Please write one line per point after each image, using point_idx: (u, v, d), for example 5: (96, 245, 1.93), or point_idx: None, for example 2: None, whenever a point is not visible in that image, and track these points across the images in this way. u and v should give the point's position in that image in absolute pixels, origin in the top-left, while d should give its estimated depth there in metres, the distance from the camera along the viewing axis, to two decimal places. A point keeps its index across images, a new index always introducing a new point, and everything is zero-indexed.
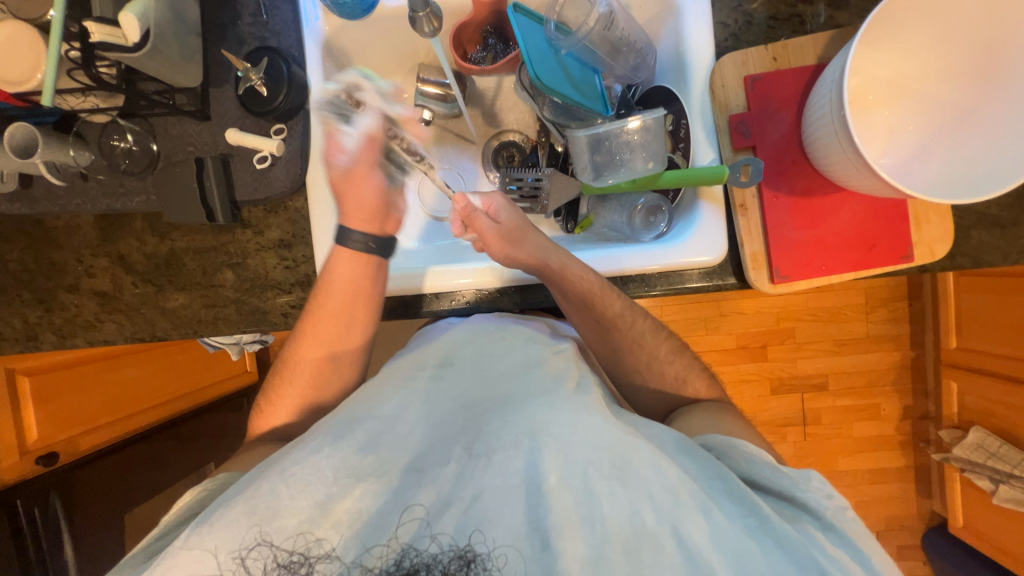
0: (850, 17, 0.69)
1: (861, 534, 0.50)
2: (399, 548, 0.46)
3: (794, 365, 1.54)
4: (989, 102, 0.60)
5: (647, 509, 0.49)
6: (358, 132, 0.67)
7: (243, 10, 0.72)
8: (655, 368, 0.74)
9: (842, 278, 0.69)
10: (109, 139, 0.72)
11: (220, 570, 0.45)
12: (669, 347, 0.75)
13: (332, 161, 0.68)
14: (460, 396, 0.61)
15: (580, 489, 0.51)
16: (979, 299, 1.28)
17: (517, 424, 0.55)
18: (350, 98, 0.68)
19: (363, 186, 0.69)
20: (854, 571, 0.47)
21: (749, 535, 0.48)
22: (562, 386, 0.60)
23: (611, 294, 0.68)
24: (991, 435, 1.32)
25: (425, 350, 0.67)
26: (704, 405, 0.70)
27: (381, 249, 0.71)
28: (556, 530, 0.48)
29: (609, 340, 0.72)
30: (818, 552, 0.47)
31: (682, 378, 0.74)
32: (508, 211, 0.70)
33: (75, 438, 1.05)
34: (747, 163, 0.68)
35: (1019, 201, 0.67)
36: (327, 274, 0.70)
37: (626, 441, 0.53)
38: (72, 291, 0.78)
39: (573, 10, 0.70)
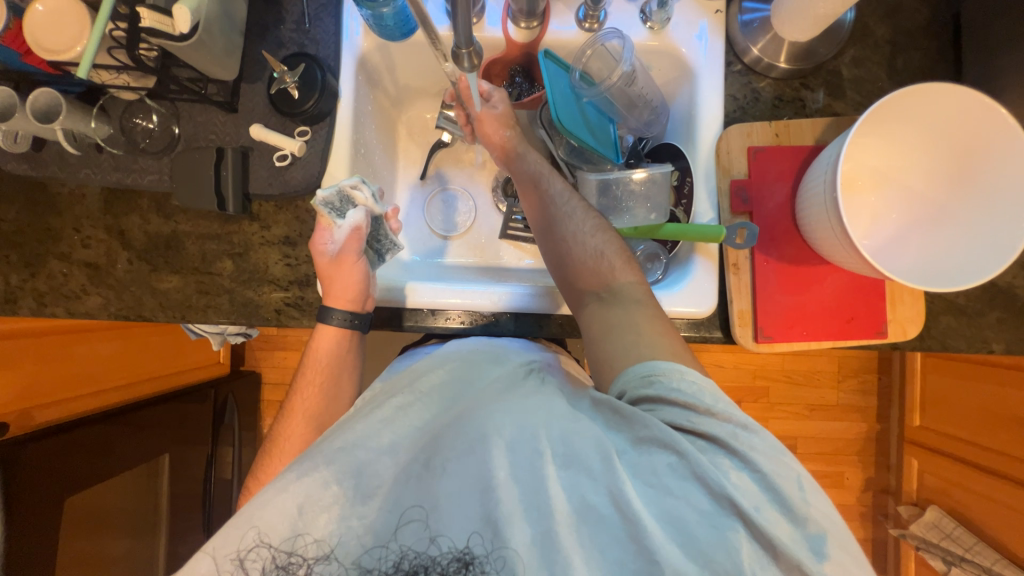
0: (846, 107, 0.76)
1: (763, 450, 0.47)
2: (399, 550, 0.45)
3: (765, 425, 1.57)
4: (965, 200, 0.66)
5: (588, 484, 0.46)
6: (347, 226, 0.69)
7: (288, 16, 0.75)
8: (580, 238, 0.67)
9: (821, 345, 0.73)
10: (132, 117, 0.73)
11: (219, 572, 0.44)
12: (596, 222, 0.69)
13: (320, 248, 0.70)
14: (425, 423, 0.55)
15: (528, 477, 0.47)
16: (942, 381, 1.34)
17: (468, 429, 0.51)
18: (345, 198, 0.70)
19: (350, 273, 0.70)
20: (754, 498, 0.44)
21: (670, 475, 0.46)
22: (517, 390, 0.57)
23: (555, 177, 0.74)
24: (946, 516, 1.33)
25: (388, 385, 0.63)
26: (622, 298, 0.62)
27: (362, 324, 0.72)
28: (505, 520, 0.45)
29: (552, 212, 0.70)
30: (723, 480, 0.45)
31: (605, 250, 0.66)
32: (504, 99, 0.77)
33: (28, 411, 1.00)
34: (743, 228, 0.72)
35: (984, 294, 0.72)
36: (311, 348, 0.72)
37: (569, 427, 0.50)
38: (63, 259, 0.76)
39: (598, 62, 0.74)
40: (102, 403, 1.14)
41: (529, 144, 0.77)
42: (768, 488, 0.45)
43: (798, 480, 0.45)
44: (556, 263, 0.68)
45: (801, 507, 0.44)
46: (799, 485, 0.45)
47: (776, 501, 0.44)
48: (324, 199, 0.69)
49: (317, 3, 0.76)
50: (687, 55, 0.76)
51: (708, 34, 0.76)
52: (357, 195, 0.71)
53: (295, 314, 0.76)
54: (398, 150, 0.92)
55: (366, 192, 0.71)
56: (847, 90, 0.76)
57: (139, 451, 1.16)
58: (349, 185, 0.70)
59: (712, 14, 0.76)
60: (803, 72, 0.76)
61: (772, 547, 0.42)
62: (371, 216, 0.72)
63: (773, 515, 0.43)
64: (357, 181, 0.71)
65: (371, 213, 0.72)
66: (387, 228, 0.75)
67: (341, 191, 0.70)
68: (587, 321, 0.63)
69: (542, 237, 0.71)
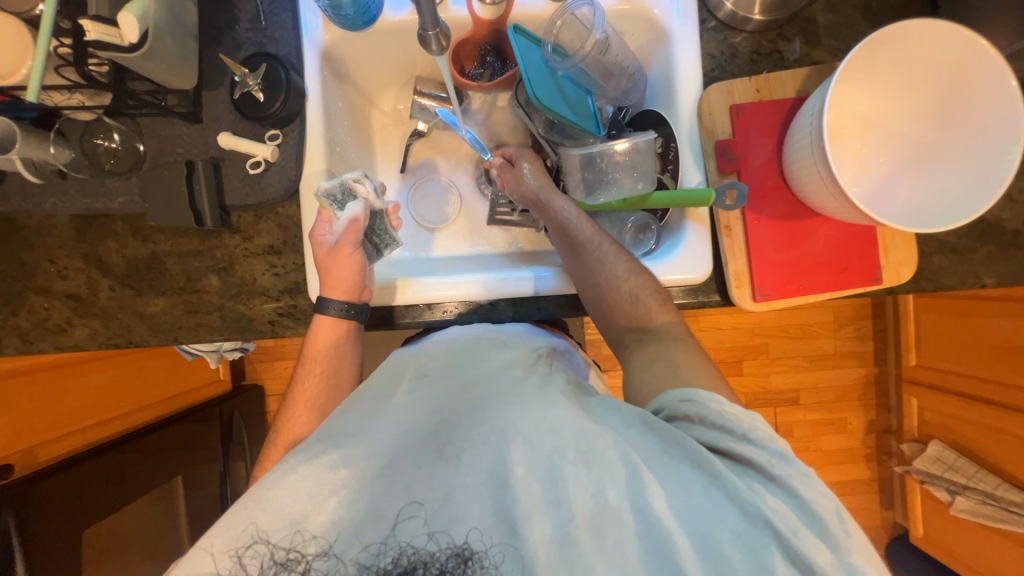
0: (824, 55, 0.75)
1: (803, 479, 0.46)
2: (398, 546, 0.43)
3: (767, 380, 1.60)
4: (953, 139, 0.65)
5: (610, 486, 0.46)
6: (345, 218, 0.68)
7: (242, 15, 0.72)
8: (615, 282, 0.70)
9: (819, 298, 0.73)
10: (92, 137, 0.70)
11: (218, 569, 0.42)
12: (630, 264, 0.71)
13: (320, 239, 0.70)
14: (435, 401, 0.55)
15: (547, 477, 0.46)
16: (936, 319, 1.36)
17: (485, 423, 0.51)
18: (348, 190, 0.69)
19: (346, 265, 0.68)
20: (791, 528, 0.43)
21: (702, 494, 0.45)
22: (528, 380, 0.56)
23: (585, 222, 0.74)
24: (948, 448, 1.37)
25: (406, 360, 0.63)
26: (660, 336, 0.66)
27: (361, 315, 0.71)
28: (523, 518, 0.44)
29: (586, 259, 0.72)
30: (760, 503, 0.44)
31: (641, 294, 0.68)
32: (529, 158, 0.81)
33: (33, 449, 0.98)
34: (732, 188, 0.71)
35: (974, 230, 0.73)
36: (309, 340, 0.71)
37: (591, 430, 0.49)
38: (42, 293, 0.74)
39: (570, 33, 0.72)
40: (105, 433, 1.13)
41: (556, 189, 0.77)
42: (807, 514, 0.44)
43: (837, 511, 0.45)
44: (597, 309, 0.71)
45: (838, 534, 0.43)
46: (838, 516, 0.44)
47: (814, 527, 0.43)
48: (326, 189, 0.67)
49: None
50: (660, 17, 0.74)
51: None
52: (359, 189, 0.70)
53: (290, 323, 0.75)
54: (375, 143, 0.89)
55: (369, 187, 0.70)
56: (824, 37, 0.75)
57: (148, 476, 1.15)
58: (353, 178, 0.69)
59: None
60: (778, 23, 0.74)
61: (808, 572, 0.41)
62: (371, 210, 0.71)
63: (810, 540, 0.42)
64: (361, 175, 0.70)
65: (372, 207, 0.71)
66: (387, 224, 0.74)
67: (344, 183, 0.69)
68: (628, 357, 0.68)
69: (577, 283, 0.73)
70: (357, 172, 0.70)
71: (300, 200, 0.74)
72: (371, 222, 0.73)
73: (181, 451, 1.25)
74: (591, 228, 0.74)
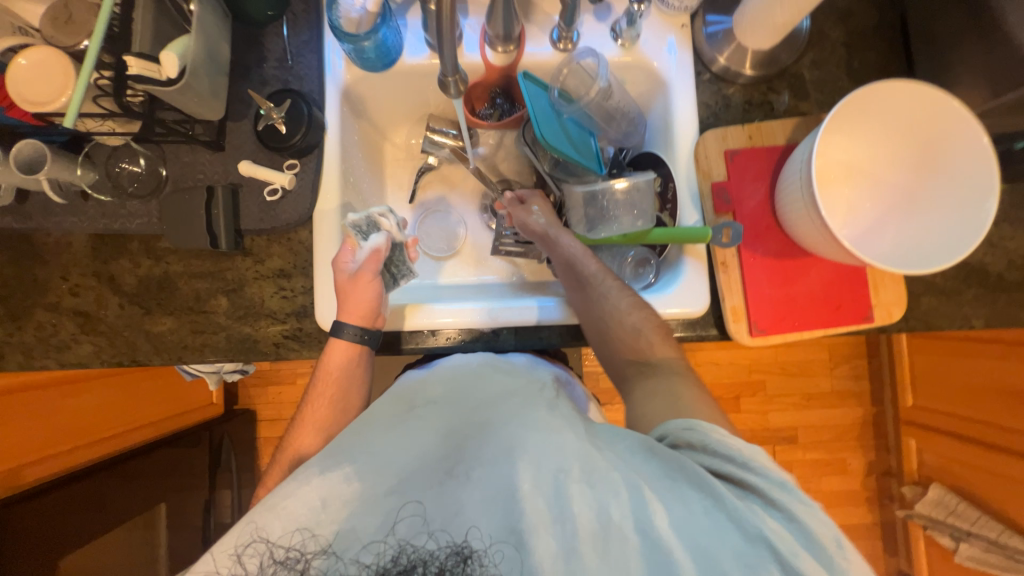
0: (812, 107, 0.80)
1: (806, 506, 0.46)
2: (397, 543, 0.46)
3: (765, 417, 1.59)
4: (933, 188, 0.69)
5: (615, 504, 0.47)
6: (368, 248, 0.71)
7: (270, 55, 0.77)
8: (617, 316, 0.71)
9: (813, 335, 0.75)
10: (119, 162, 0.73)
11: (216, 567, 0.44)
12: (632, 300, 0.72)
13: (341, 266, 0.71)
14: (445, 425, 0.56)
15: (552, 492, 0.47)
16: (929, 360, 1.38)
17: (492, 443, 0.52)
18: (372, 223, 0.73)
19: (365, 291, 0.70)
20: (792, 551, 0.43)
21: (703, 515, 0.46)
22: (538, 404, 0.57)
23: (590, 259, 0.76)
24: (949, 492, 1.35)
25: (422, 381, 0.64)
26: (661, 369, 0.67)
27: (373, 341, 0.72)
28: (529, 531, 0.45)
29: (589, 293, 0.73)
30: (761, 523, 0.45)
31: (642, 328, 0.70)
32: (538, 198, 0.83)
33: (19, 469, 0.95)
34: (728, 227, 0.74)
35: (960, 272, 0.76)
36: (322, 362, 0.71)
37: (595, 453, 0.50)
38: (51, 309, 0.75)
39: (574, 79, 0.76)
40: (92, 456, 1.09)
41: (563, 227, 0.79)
42: (807, 540, 0.44)
43: (837, 538, 0.45)
44: (599, 341, 0.72)
45: (837, 561, 0.43)
46: (838, 543, 0.45)
47: (815, 552, 0.44)
48: (353, 221, 0.71)
49: (299, 39, 0.78)
50: (659, 68, 0.80)
51: (677, 48, 0.80)
52: (383, 223, 0.74)
53: (296, 345, 0.76)
54: (386, 175, 0.93)
55: (393, 220, 0.74)
56: (811, 91, 0.80)
57: (130, 501, 1.11)
58: (378, 213, 0.73)
59: (678, 28, 0.80)
60: (768, 77, 0.80)
61: None
62: (393, 242, 0.74)
63: (810, 565, 0.43)
64: (386, 210, 0.74)
65: (394, 239, 0.74)
66: (406, 255, 0.76)
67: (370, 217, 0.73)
68: (629, 389, 0.68)
69: (581, 317, 0.74)
70: (383, 208, 0.74)
71: (313, 226, 0.77)
72: (392, 254, 0.75)
73: (166, 477, 1.22)
74: (596, 264, 0.75)
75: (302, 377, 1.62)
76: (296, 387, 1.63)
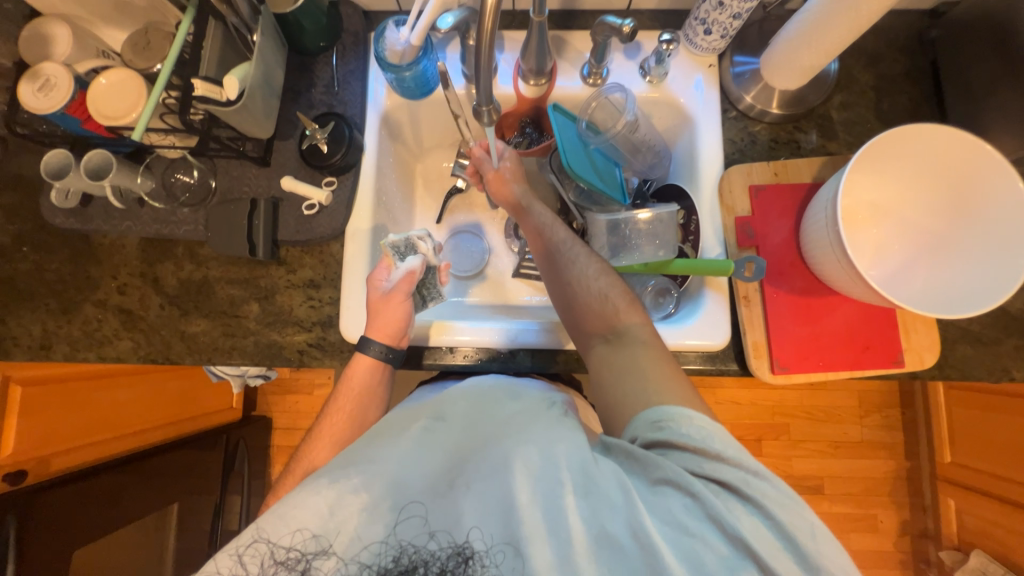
0: (839, 147, 0.80)
1: (781, 500, 0.45)
2: (399, 544, 0.48)
3: (789, 463, 1.52)
4: (965, 232, 0.68)
5: (606, 514, 0.46)
6: (403, 269, 0.73)
7: (319, 81, 0.83)
8: (583, 281, 0.70)
9: (839, 376, 0.73)
10: (174, 173, 0.80)
11: (220, 568, 0.46)
12: (600, 266, 0.72)
13: (376, 284, 0.74)
14: (450, 448, 0.55)
15: (546, 501, 0.47)
16: (968, 413, 1.30)
17: (490, 454, 0.52)
18: (409, 246, 0.76)
19: (396, 310, 0.72)
20: (767, 548, 0.44)
21: (683, 514, 0.46)
22: (541, 419, 0.56)
23: (558, 226, 0.77)
24: (992, 561, 1.24)
25: (416, 407, 0.63)
26: (628, 339, 0.64)
27: (396, 359, 0.73)
28: (525, 540, 0.46)
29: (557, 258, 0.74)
30: (738, 523, 0.44)
31: (609, 293, 0.68)
32: (512, 157, 0.83)
33: (47, 457, 1.01)
34: (751, 261, 0.74)
35: (997, 321, 0.73)
36: (345, 375, 0.73)
37: (587, 460, 0.49)
38: (99, 306, 0.80)
39: (602, 112, 0.80)
40: (116, 450, 1.13)
41: (534, 196, 0.81)
42: (783, 537, 0.44)
43: (813, 530, 0.44)
44: (564, 306, 0.71)
45: (813, 556, 0.43)
46: (816, 535, 0.44)
47: (789, 548, 0.44)
48: (393, 242, 0.75)
49: (346, 69, 0.84)
50: (685, 105, 0.82)
51: (704, 86, 0.82)
52: (421, 246, 0.77)
53: (318, 354, 0.78)
54: (416, 196, 0.97)
55: (430, 245, 0.78)
56: (839, 131, 0.81)
57: (145, 498, 1.14)
58: (417, 236, 0.77)
59: (706, 67, 0.83)
60: (796, 116, 0.81)
61: None
62: (427, 265, 0.77)
63: (783, 562, 0.43)
64: (425, 234, 0.78)
65: (429, 263, 0.78)
66: (438, 279, 0.79)
67: (409, 239, 0.77)
68: (597, 365, 0.65)
69: (551, 284, 0.74)
70: (422, 231, 0.78)
71: (346, 240, 0.81)
72: (425, 275, 0.78)
73: (181, 477, 1.24)
74: (564, 231, 0.77)
75: (319, 388, 1.65)
76: (313, 398, 1.65)
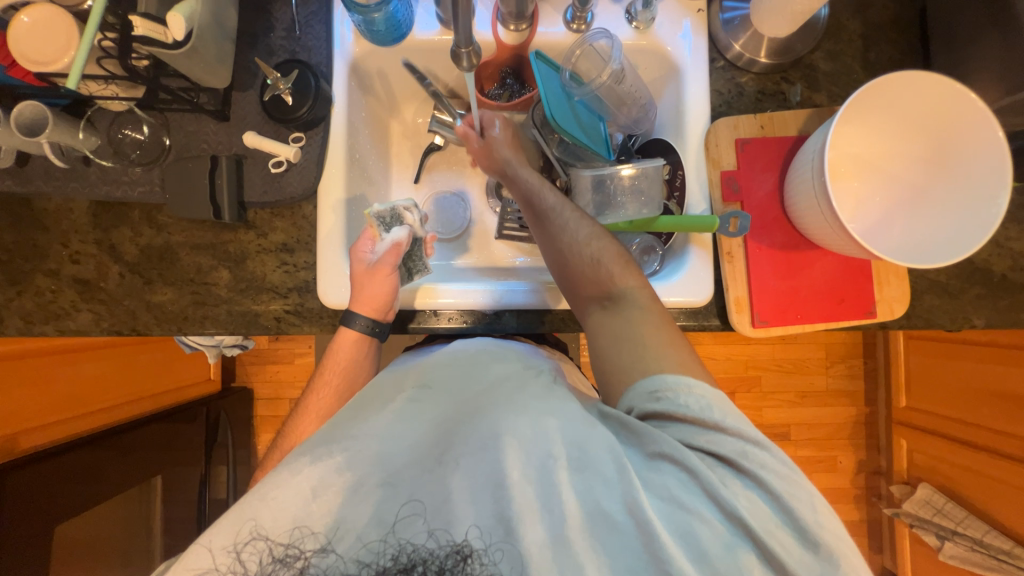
0: (825, 99, 0.79)
1: (775, 469, 0.46)
2: (398, 543, 0.46)
3: (759, 414, 1.61)
4: (944, 182, 0.69)
5: (600, 490, 0.47)
6: (388, 241, 0.70)
7: (278, 24, 0.76)
8: (575, 247, 0.66)
9: (815, 327, 0.75)
10: (121, 128, 0.73)
11: (216, 565, 0.45)
12: (592, 229, 0.68)
13: (360, 256, 0.71)
14: (437, 415, 0.55)
15: (540, 480, 0.47)
16: (924, 361, 1.38)
17: (480, 429, 0.52)
18: (393, 216, 0.73)
19: (381, 284, 0.69)
20: (761, 521, 0.44)
21: (679, 489, 0.46)
22: (526, 391, 0.57)
23: (549, 190, 0.72)
24: (937, 492, 1.37)
25: (405, 372, 0.64)
26: (626, 303, 0.61)
27: (381, 332, 0.72)
28: (516, 519, 0.46)
29: (547, 226, 0.70)
30: (734, 498, 0.45)
31: (601, 258, 0.65)
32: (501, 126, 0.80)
33: (15, 437, 0.95)
34: (735, 216, 0.75)
35: (964, 271, 0.76)
36: (330, 350, 0.72)
37: (580, 432, 0.50)
38: (51, 276, 0.74)
39: (587, 64, 0.75)
40: (89, 426, 1.10)
41: (525, 163, 0.77)
42: (777, 507, 0.45)
43: (811, 502, 0.45)
44: (559, 275, 0.68)
45: (812, 530, 0.43)
46: (813, 508, 0.44)
47: (785, 521, 0.44)
48: (377, 212, 0.71)
49: (307, 10, 0.76)
50: (673, 53, 0.79)
51: (692, 32, 0.78)
52: (407, 217, 0.74)
53: (296, 321, 0.76)
54: (392, 154, 0.92)
55: (416, 216, 0.75)
56: (824, 82, 0.79)
57: (126, 473, 1.11)
58: (403, 206, 0.73)
59: (694, 13, 0.78)
60: (783, 66, 0.78)
61: (780, 568, 0.43)
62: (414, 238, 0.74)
63: (781, 538, 0.43)
64: (412, 204, 0.75)
65: (415, 235, 0.74)
66: (423, 252, 0.76)
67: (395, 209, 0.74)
68: (593, 328, 0.63)
69: (544, 252, 0.70)
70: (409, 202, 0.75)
71: (318, 201, 0.76)
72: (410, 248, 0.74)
73: (160, 451, 1.21)
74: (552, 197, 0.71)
75: (300, 357, 1.62)
76: (293, 367, 1.63)
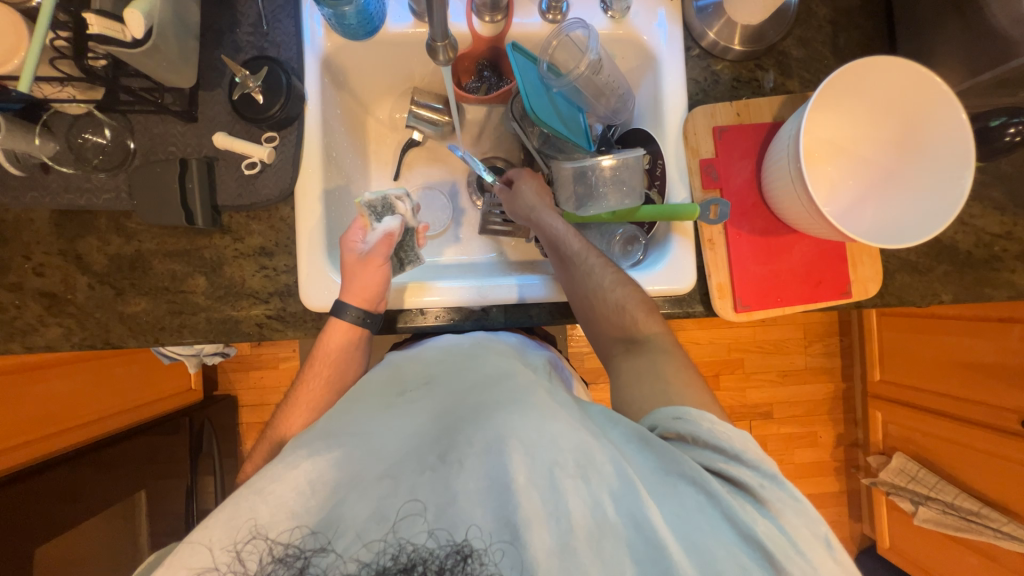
0: (798, 85, 0.81)
1: (792, 504, 0.49)
2: (397, 542, 0.44)
3: (743, 395, 1.65)
4: (912, 165, 0.71)
5: (608, 500, 0.47)
6: (380, 231, 0.70)
7: (243, 19, 0.73)
8: (601, 293, 0.70)
9: (794, 310, 0.78)
10: (81, 133, 0.69)
11: (215, 564, 0.43)
12: (616, 276, 0.71)
13: (351, 246, 0.70)
14: (437, 407, 0.57)
15: (546, 485, 0.47)
16: (897, 336, 1.43)
17: (485, 430, 0.50)
18: (383, 206, 0.73)
19: (373, 275, 0.69)
20: (778, 547, 0.45)
21: (696, 510, 0.48)
22: (529, 392, 0.56)
23: (574, 237, 0.75)
24: (911, 460, 1.43)
25: (406, 365, 0.66)
26: (649, 347, 0.68)
27: (374, 324, 0.70)
28: (522, 524, 0.44)
29: (574, 272, 0.72)
30: (753, 522, 0.46)
31: (626, 304, 0.69)
32: (526, 175, 0.82)
33: None
34: (715, 204, 0.76)
35: (932, 250, 0.79)
36: (320, 342, 0.70)
37: (592, 443, 0.51)
38: (14, 291, 0.71)
39: (564, 54, 0.74)
40: (64, 444, 1.05)
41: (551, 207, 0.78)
42: (792, 539, 0.46)
43: (821, 538, 0.48)
44: (585, 319, 0.72)
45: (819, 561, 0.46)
46: (820, 540, 0.48)
47: (798, 550, 0.46)
48: (368, 200, 0.71)
49: (274, 4, 0.74)
50: (649, 42, 0.79)
51: (667, 21, 0.79)
52: (398, 206, 0.74)
53: (278, 326, 0.74)
54: (370, 152, 0.90)
55: (407, 206, 0.74)
56: (796, 69, 0.81)
57: (106, 489, 1.08)
58: (393, 195, 0.73)
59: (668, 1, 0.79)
60: (756, 54, 0.79)
61: None
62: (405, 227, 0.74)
63: (798, 565, 0.45)
64: (403, 194, 0.74)
65: (406, 224, 0.74)
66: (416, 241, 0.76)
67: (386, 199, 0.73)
68: (617, 369, 0.69)
69: (568, 294, 0.73)
70: (400, 192, 0.74)
71: (296, 202, 0.74)
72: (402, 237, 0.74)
73: (141, 465, 1.17)
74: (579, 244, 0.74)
75: (283, 361, 1.59)
76: (277, 372, 1.60)
